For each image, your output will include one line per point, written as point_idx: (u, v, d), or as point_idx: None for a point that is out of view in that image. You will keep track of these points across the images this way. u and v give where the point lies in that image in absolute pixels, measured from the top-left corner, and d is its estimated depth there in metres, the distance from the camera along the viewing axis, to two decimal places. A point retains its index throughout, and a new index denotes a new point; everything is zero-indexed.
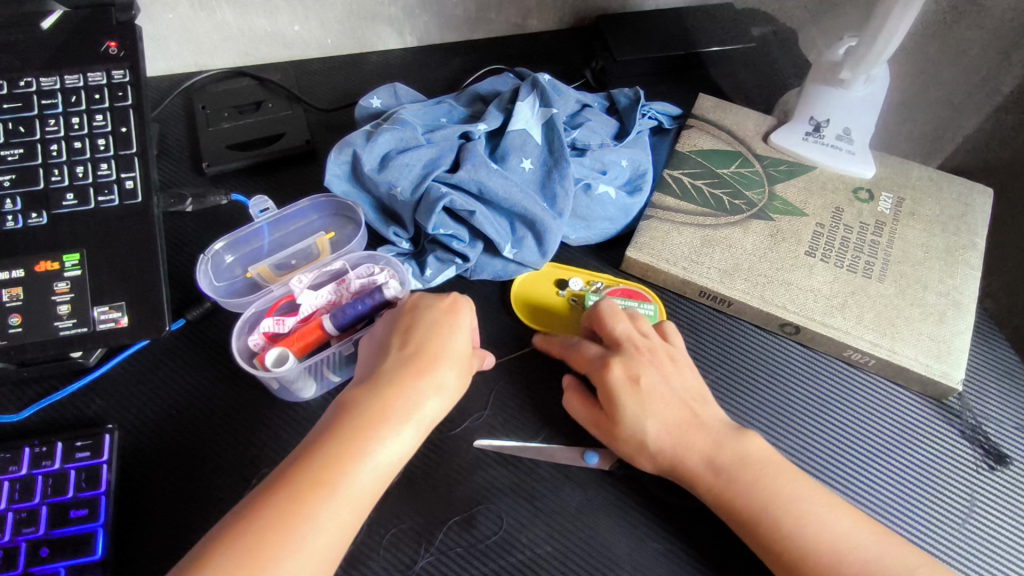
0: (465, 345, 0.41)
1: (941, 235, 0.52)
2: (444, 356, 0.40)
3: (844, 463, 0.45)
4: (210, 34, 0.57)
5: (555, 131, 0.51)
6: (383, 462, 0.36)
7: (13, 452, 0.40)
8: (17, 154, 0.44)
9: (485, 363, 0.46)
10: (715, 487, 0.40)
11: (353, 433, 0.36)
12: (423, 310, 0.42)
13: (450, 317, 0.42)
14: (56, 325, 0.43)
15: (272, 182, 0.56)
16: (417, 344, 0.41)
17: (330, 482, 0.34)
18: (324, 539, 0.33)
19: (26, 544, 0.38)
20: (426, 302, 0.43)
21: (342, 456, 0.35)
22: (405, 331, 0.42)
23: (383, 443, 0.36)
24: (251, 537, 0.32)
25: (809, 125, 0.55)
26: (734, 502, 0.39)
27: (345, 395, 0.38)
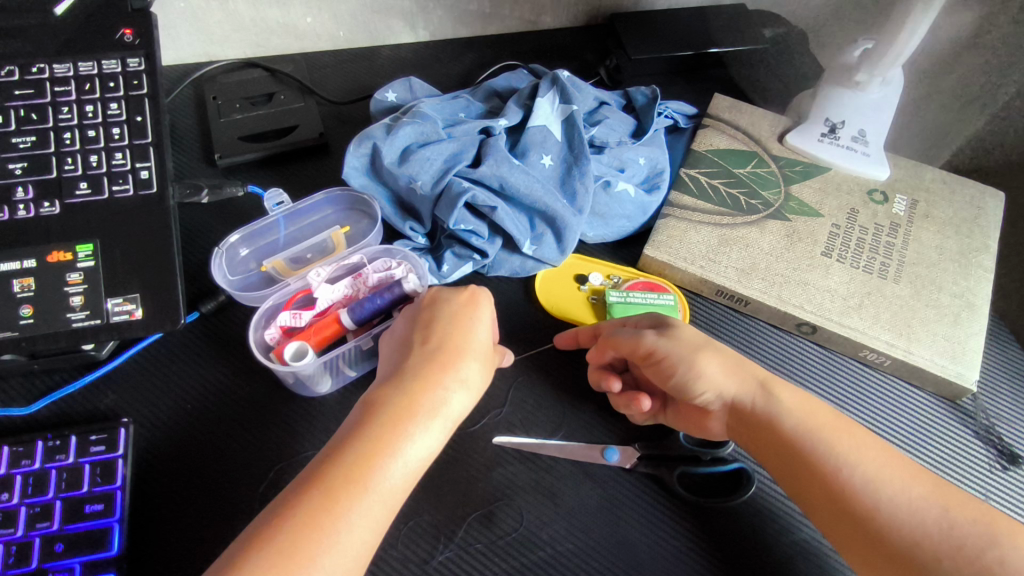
0: (486, 338, 0.41)
1: (955, 237, 0.52)
2: (467, 349, 0.40)
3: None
4: (222, 24, 0.56)
5: (575, 128, 0.51)
6: (412, 460, 0.35)
7: (26, 446, 0.39)
8: (29, 141, 0.43)
9: (508, 358, 0.45)
10: (785, 392, 0.40)
11: (380, 430, 0.35)
12: (442, 304, 0.42)
13: (471, 310, 0.42)
14: (68, 317, 0.42)
15: (285, 175, 0.55)
16: (440, 337, 0.40)
17: (361, 479, 0.33)
18: (358, 535, 0.32)
19: (40, 540, 0.37)
20: (444, 296, 0.43)
21: (371, 454, 0.34)
22: (429, 322, 0.41)
23: (411, 441, 0.35)
24: (285, 539, 0.31)
25: (826, 126, 0.55)
26: (803, 408, 0.40)
27: (369, 394, 0.37)
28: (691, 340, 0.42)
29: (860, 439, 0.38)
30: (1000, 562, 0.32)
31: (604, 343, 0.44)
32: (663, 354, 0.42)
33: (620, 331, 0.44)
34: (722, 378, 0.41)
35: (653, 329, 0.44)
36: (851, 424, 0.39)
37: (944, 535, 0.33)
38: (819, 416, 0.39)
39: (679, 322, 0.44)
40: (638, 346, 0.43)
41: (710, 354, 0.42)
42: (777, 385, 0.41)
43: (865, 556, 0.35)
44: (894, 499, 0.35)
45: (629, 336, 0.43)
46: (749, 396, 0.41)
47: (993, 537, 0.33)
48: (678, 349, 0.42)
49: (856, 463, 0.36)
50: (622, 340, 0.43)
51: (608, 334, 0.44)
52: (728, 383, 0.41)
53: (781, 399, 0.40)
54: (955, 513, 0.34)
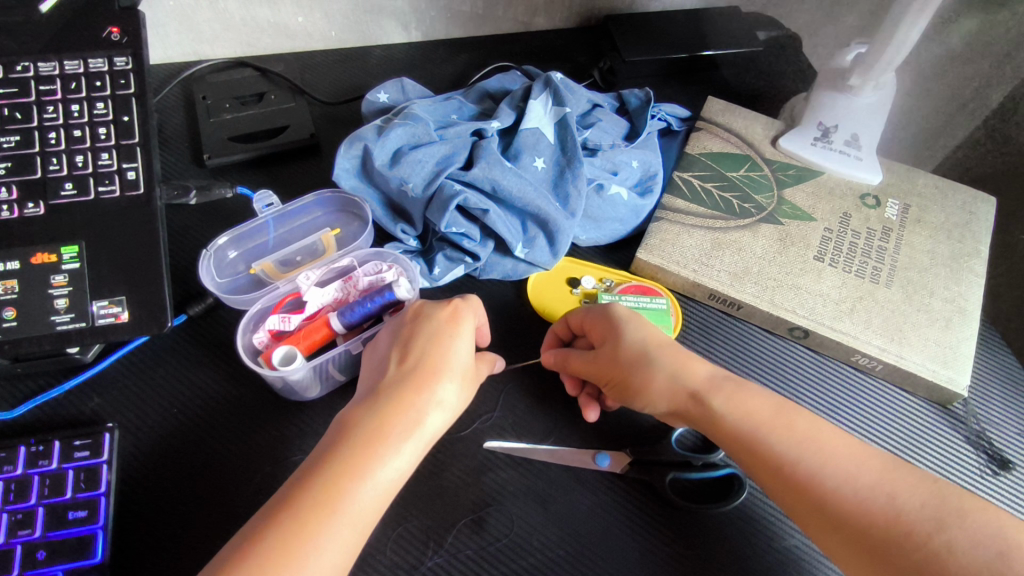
0: (465, 356, 0.40)
1: (946, 242, 0.52)
2: (446, 369, 0.39)
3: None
4: (211, 23, 0.56)
5: (568, 130, 0.51)
6: (384, 481, 0.34)
7: (8, 451, 0.39)
8: (13, 141, 0.42)
9: (498, 364, 0.45)
10: (721, 393, 0.40)
11: (352, 453, 0.34)
12: (424, 320, 0.41)
13: (452, 327, 0.40)
14: (52, 319, 0.41)
15: (276, 176, 0.55)
16: (417, 356, 0.39)
17: (329, 504, 0.32)
18: (327, 559, 0.31)
19: (22, 548, 0.37)
20: (428, 310, 0.42)
21: (342, 478, 0.33)
22: (404, 341, 0.40)
23: (382, 464, 0.34)
24: (251, 567, 0.30)
25: (819, 130, 0.55)
26: (740, 408, 0.39)
27: (345, 414, 0.37)
28: (632, 355, 0.42)
29: (800, 432, 0.37)
30: (950, 546, 0.32)
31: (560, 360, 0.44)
32: (611, 372, 0.42)
33: (578, 357, 0.43)
34: (669, 391, 0.41)
35: (602, 342, 0.43)
36: (792, 414, 0.38)
37: (893, 523, 0.33)
38: (756, 415, 0.38)
39: (625, 326, 0.43)
40: (588, 370, 0.43)
41: (653, 369, 0.41)
42: (713, 390, 0.40)
43: (830, 549, 0.35)
44: (842, 489, 0.35)
45: (581, 359, 0.43)
46: (693, 406, 0.40)
47: (941, 520, 0.33)
48: (620, 367, 0.42)
49: (799, 459, 0.36)
50: (583, 367, 0.43)
51: (568, 354, 0.44)
52: (674, 397, 0.41)
53: (716, 406, 0.39)
54: (902, 497, 0.34)
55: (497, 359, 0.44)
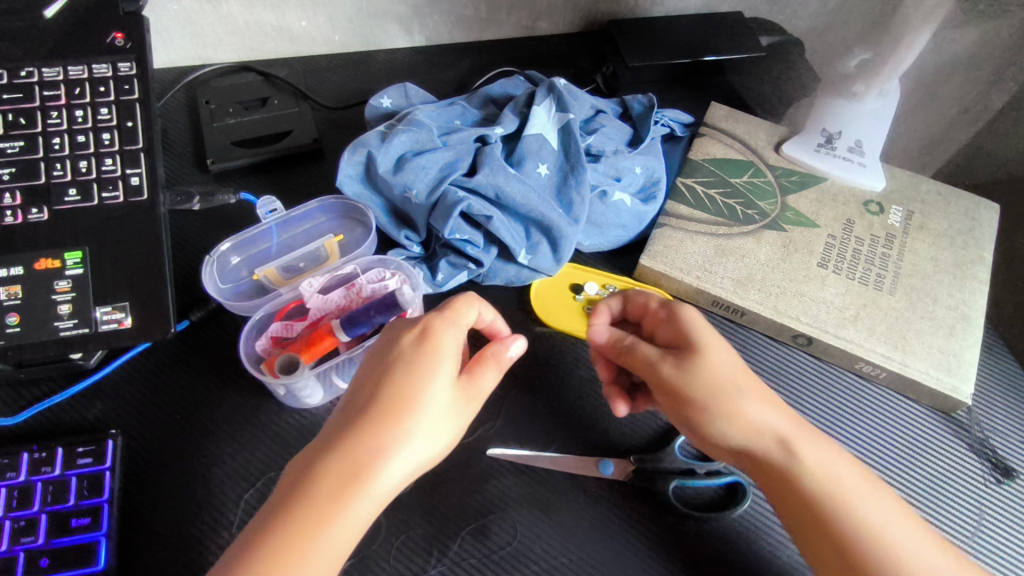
0: (440, 388, 0.34)
1: (950, 249, 0.52)
2: (415, 408, 0.33)
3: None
4: (215, 27, 0.56)
5: (571, 136, 0.51)
6: (334, 551, 0.30)
7: (11, 458, 0.39)
8: (17, 147, 0.42)
9: (514, 346, 0.38)
10: (807, 445, 0.38)
11: (297, 521, 0.29)
12: (393, 347, 0.36)
13: (424, 355, 0.35)
14: (56, 325, 0.41)
15: (279, 181, 0.55)
16: (382, 391, 0.34)
17: (287, 565, 0.29)
18: None
19: (25, 554, 0.36)
20: (401, 334, 0.37)
21: (285, 548, 0.29)
22: (379, 367, 0.35)
23: (331, 531, 0.30)
24: None
25: (822, 137, 0.55)
26: (824, 467, 0.37)
27: (294, 467, 0.32)
28: (717, 387, 0.39)
29: (880, 503, 0.36)
30: None
31: (607, 340, 0.43)
32: (687, 394, 0.39)
33: (625, 345, 0.42)
34: (746, 430, 0.38)
35: (671, 353, 0.40)
36: (876, 485, 0.37)
37: None
38: (841, 476, 0.37)
39: (709, 352, 0.40)
40: (653, 374, 0.40)
41: (737, 405, 0.38)
42: (800, 441, 0.38)
43: None
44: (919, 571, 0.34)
45: (647, 354, 0.41)
46: (772, 451, 0.38)
47: None
48: (695, 390, 0.39)
49: (879, 532, 0.35)
50: (632, 359, 0.42)
51: (617, 337, 0.43)
52: (745, 435, 0.38)
53: (806, 458, 0.37)
54: None
55: (505, 351, 0.38)
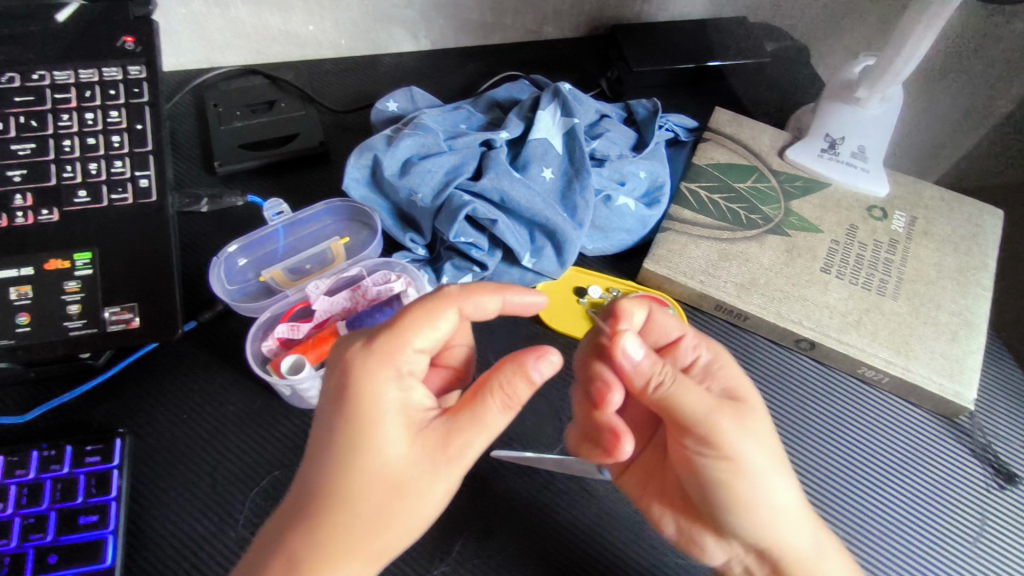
0: (393, 460, 0.31)
1: (953, 255, 0.52)
2: (361, 494, 0.31)
3: (840, 489, 0.45)
4: (223, 31, 0.56)
5: (576, 140, 0.51)
6: None
7: (21, 456, 0.39)
8: (29, 149, 0.43)
9: (544, 367, 0.33)
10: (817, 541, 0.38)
11: None
12: (332, 410, 0.32)
13: (367, 426, 0.31)
14: (65, 325, 0.42)
15: (286, 183, 0.55)
16: (323, 473, 0.31)
17: None
18: None
19: (33, 551, 0.37)
20: (342, 390, 0.32)
21: None
22: (318, 433, 0.32)
23: None
24: None
25: (826, 142, 0.55)
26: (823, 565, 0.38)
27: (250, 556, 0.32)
28: (769, 462, 0.37)
29: None
30: None
31: (637, 368, 0.36)
32: (743, 462, 0.36)
33: (669, 381, 0.36)
34: (775, 509, 0.37)
35: (731, 409, 0.37)
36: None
37: None
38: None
39: (766, 420, 0.38)
40: (711, 431, 0.36)
41: (779, 481, 0.37)
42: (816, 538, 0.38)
43: None
44: None
45: (701, 403, 0.36)
46: (793, 532, 0.38)
47: None
48: (746, 460, 0.36)
49: None
50: (675, 400, 0.36)
51: (650, 367, 0.36)
52: (771, 511, 0.37)
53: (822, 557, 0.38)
54: None
55: (516, 389, 0.32)
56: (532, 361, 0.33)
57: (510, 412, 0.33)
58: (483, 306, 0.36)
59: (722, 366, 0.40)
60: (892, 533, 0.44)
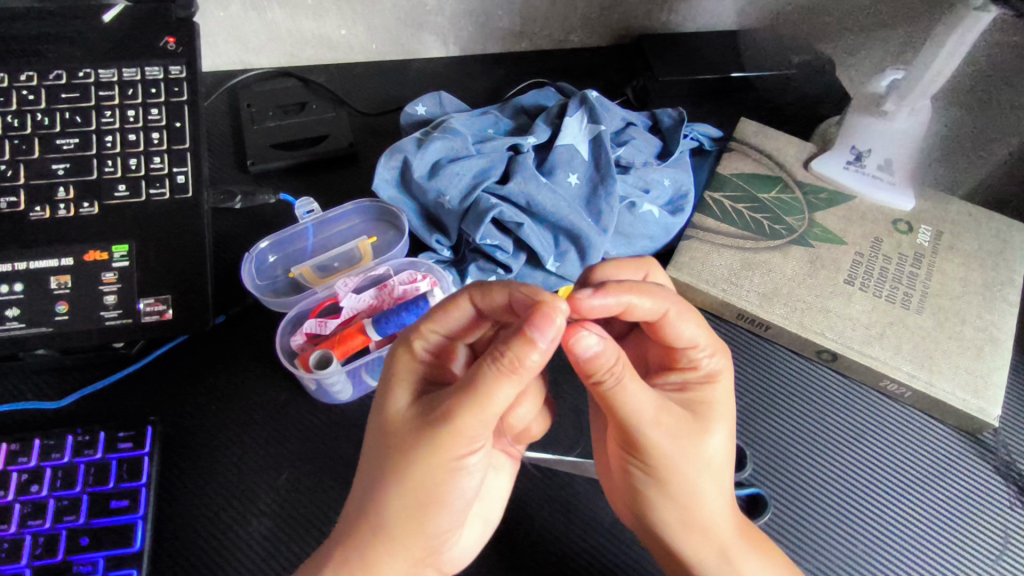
0: (396, 422, 0.33)
1: (979, 270, 0.52)
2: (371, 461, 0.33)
3: (855, 501, 0.45)
4: (259, 34, 0.58)
5: (602, 147, 0.52)
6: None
7: (56, 440, 0.40)
8: (72, 143, 0.44)
9: (544, 335, 0.30)
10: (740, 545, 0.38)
11: None
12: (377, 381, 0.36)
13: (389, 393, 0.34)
14: (102, 315, 0.43)
15: (316, 183, 0.56)
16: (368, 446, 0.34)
17: None
18: None
19: (66, 532, 0.38)
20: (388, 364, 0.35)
21: None
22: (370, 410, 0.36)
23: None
24: None
25: (851, 154, 0.56)
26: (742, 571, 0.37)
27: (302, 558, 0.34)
28: (695, 471, 0.36)
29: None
30: None
31: (592, 361, 0.31)
32: (663, 462, 0.35)
33: (613, 386, 0.32)
34: (676, 516, 0.37)
35: (670, 419, 0.35)
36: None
37: None
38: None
39: (710, 438, 0.36)
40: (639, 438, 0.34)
41: (698, 496, 0.36)
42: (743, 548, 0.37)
43: None
44: None
45: (640, 405, 0.33)
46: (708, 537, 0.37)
47: None
48: (667, 466, 0.35)
49: None
50: (612, 400, 0.33)
51: (606, 362, 0.31)
52: (676, 518, 0.37)
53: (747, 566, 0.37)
54: None
55: (513, 352, 0.30)
56: (538, 327, 0.30)
57: (515, 378, 0.30)
58: (493, 300, 0.34)
59: (705, 384, 0.38)
60: (911, 548, 0.44)
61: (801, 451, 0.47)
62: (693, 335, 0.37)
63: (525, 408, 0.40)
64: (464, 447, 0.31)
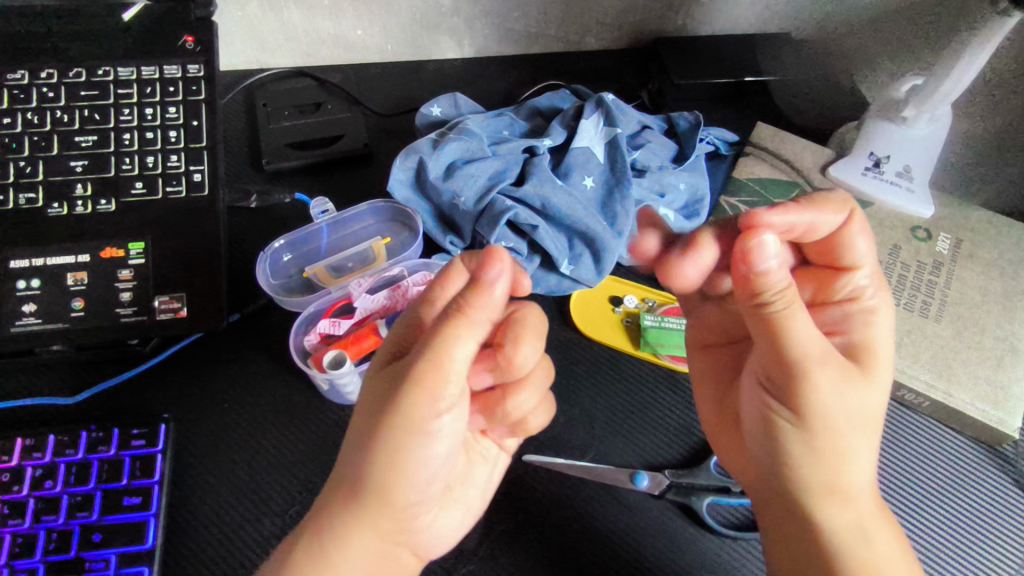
0: (374, 388, 0.32)
1: (999, 279, 0.51)
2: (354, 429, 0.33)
3: None
4: (276, 34, 0.58)
5: (618, 150, 0.52)
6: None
7: (71, 436, 0.41)
8: (91, 141, 0.44)
9: (498, 274, 0.32)
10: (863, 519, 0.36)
11: None
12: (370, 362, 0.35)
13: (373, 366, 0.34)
14: (117, 311, 0.43)
15: (330, 183, 0.56)
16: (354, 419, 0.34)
17: None
18: None
19: (80, 528, 0.38)
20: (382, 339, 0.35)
21: None
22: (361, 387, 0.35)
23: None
24: None
25: (870, 160, 0.56)
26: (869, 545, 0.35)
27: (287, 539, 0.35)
28: (854, 428, 0.35)
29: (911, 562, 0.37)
30: None
31: (766, 275, 0.33)
32: (826, 414, 0.34)
33: (788, 306, 0.33)
34: (820, 478, 0.36)
35: (835, 359, 0.35)
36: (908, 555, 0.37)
37: None
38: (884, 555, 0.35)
39: (873, 390, 0.35)
40: (806, 376, 0.34)
41: (849, 454, 0.35)
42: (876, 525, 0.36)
43: None
44: None
45: (806, 332, 0.34)
46: (847, 507, 0.36)
47: None
48: (829, 415, 0.34)
49: None
50: (783, 324, 0.33)
51: (778, 278, 0.33)
52: (818, 479, 0.36)
53: (881, 543, 0.36)
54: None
55: (466, 298, 0.31)
56: (485, 272, 0.32)
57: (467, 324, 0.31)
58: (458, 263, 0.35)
59: (866, 319, 0.38)
60: (928, 562, 0.43)
61: None
62: (862, 253, 0.38)
63: (526, 397, 0.38)
64: (432, 411, 0.30)
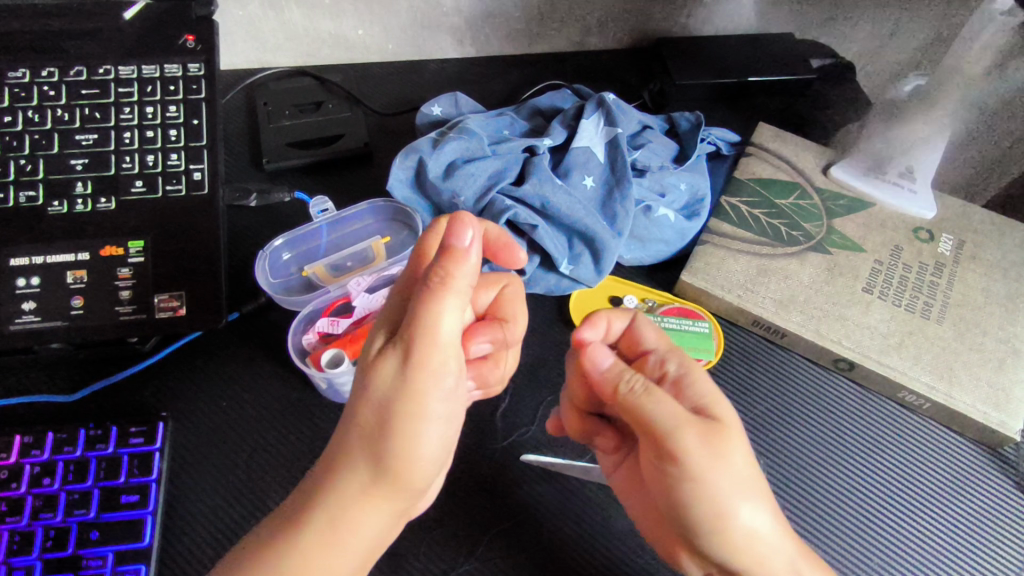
0: (374, 373, 0.32)
1: (1001, 281, 0.51)
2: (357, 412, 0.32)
3: (872, 515, 0.44)
4: (276, 33, 0.58)
5: (618, 149, 0.51)
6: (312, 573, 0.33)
7: (70, 433, 0.41)
8: (91, 139, 0.44)
9: (466, 236, 0.32)
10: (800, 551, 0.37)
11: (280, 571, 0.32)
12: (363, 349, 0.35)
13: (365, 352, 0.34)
14: (116, 309, 0.43)
15: (330, 182, 0.56)
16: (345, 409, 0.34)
17: None
18: None
19: (77, 526, 0.38)
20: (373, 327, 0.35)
21: None
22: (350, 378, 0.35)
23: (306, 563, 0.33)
24: None
25: (872, 161, 0.55)
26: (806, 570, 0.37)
27: (283, 515, 0.34)
28: (736, 490, 0.35)
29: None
30: None
31: (608, 371, 0.38)
32: (708, 481, 0.35)
33: (638, 388, 0.36)
34: (722, 539, 0.36)
35: (700, 425, 0.35)
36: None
37: None
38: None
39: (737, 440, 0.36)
40: (675, 445, 0.35)
41: (732, 508, 0.35)
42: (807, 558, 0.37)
43: None
44: None
45: (668, 410, 0.35)
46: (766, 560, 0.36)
47: None
48: (709, 479, 0.35)
49: None
50: (642, 407, 0.36)
51: (617, 371, 0.37)
52: (721, 539, 0.36)
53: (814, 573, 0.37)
54: None
55: (445, 266, 0.31)
56: (453, 236, 0.32)
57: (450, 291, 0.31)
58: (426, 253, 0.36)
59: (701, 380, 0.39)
60: (927, 565, 0.43)
61: (815, 463, 0.46)
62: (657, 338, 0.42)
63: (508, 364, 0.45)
64: (435, 392, 0.32)
